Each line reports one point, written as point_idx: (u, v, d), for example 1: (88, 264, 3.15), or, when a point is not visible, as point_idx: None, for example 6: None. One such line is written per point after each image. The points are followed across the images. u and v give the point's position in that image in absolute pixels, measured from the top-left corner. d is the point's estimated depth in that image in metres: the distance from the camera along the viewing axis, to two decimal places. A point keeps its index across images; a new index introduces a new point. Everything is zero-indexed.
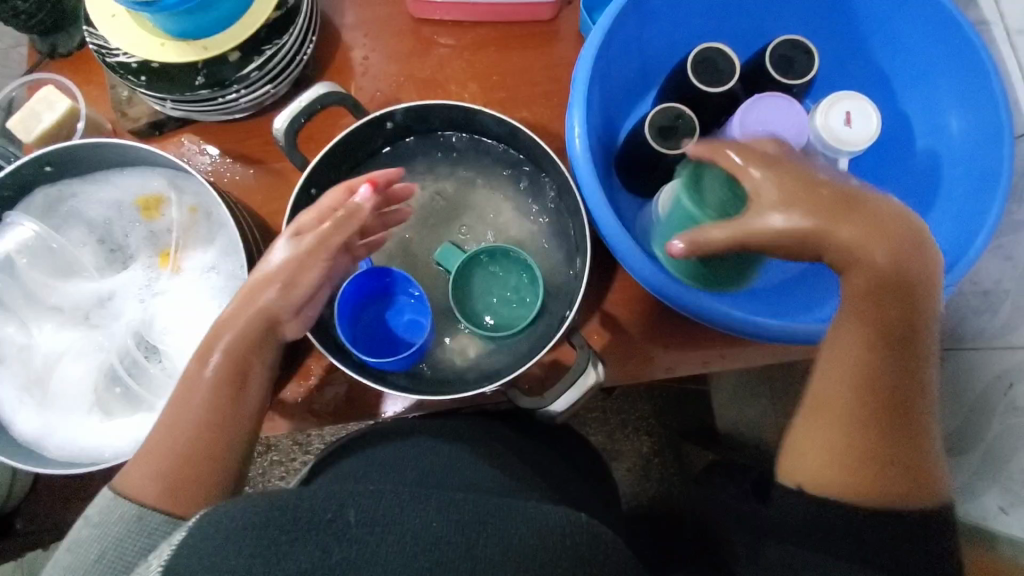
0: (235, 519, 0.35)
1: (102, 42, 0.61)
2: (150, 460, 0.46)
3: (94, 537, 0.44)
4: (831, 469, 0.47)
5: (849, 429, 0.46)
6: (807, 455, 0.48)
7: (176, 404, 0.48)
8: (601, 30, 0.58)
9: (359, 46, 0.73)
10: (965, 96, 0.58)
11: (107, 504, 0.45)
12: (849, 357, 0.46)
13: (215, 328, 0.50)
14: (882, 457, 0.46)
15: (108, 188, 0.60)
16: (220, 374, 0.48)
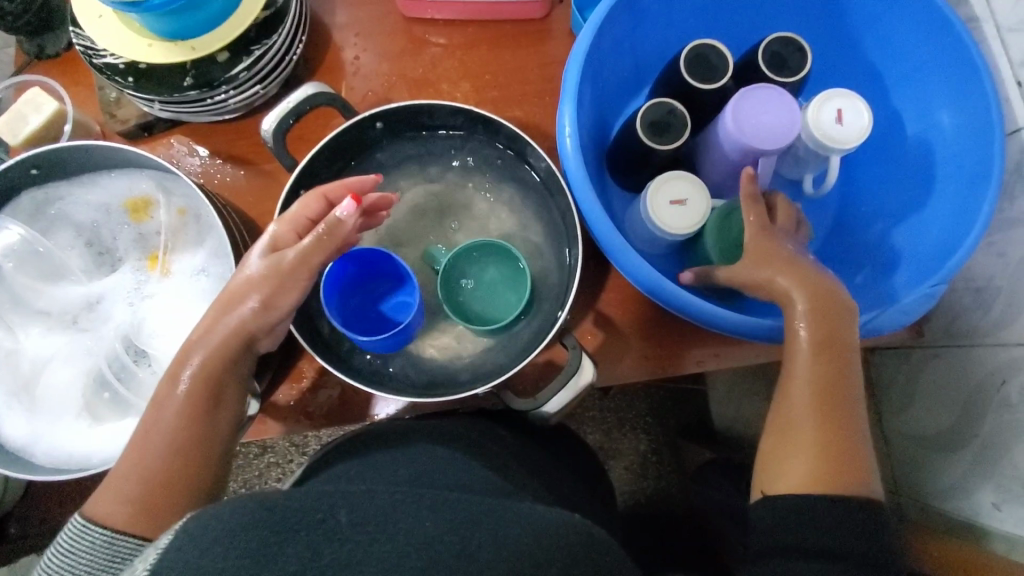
0: (227, 520, 0.35)
1: (89, 43, 0.61)
2: (119, 484, 0.45)
3: (66, 564, 0.43)
4: (795, 475, 0.48)
5: (807, 433, 0.49)
6: (772, 463, 0.50)
7: (146, 426, 0.47)
8: (592, 28, 0.58)
9: (350, 46, 0.72)
10: (955, 92, 0.57)
11: (75, 531, 0.44)
12: (801, 366, 0.50)
13: (187, 347, 0.49)
14: (843, 461, 0.48)
15: (96, 191, 0.59)
16: (193, 394, 0.48)
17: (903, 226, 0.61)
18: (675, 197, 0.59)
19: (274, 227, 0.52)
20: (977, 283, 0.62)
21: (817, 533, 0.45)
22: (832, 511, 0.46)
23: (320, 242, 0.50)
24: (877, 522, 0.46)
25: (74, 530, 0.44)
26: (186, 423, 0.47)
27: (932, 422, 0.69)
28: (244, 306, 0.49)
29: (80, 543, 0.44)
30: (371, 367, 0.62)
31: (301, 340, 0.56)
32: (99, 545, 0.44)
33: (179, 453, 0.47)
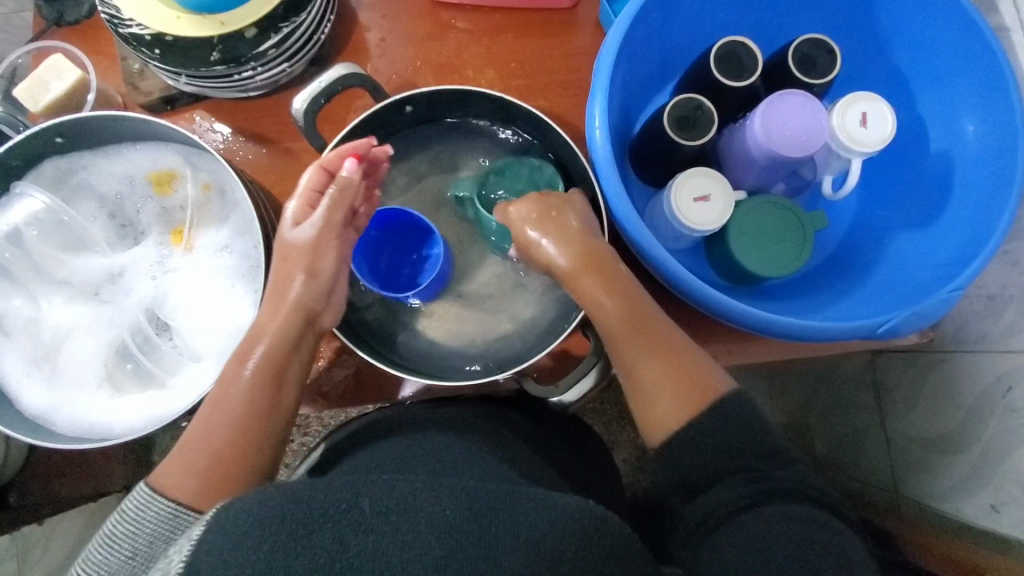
0: (253, 513, 0.36)
1: (114, 11, 0.60)
2: (186, 457, 0.47)
3: (129, 534, 0.43)
4: (663, 414, 0.50)
5: (654, 365, 0.51)
6: (655, 416, 0.50)
7: (213, 403, 0.48)
8: (625, 21, 0.58)
9: (375, 28, 0.72)
10: (983, 101, 0.58)
11: (141, 501, 0.45)
12: (613, 308, 0.52)
13: (253, 331, 0.51)
14: (693, 375, 0.50)
15: (120, 163, 0.59)
16: (260, 373, 0.49)
17: (922, 230, 0.62)
18: (702, 194, 0.60)
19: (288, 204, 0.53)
20: (992, 290, 0.63)
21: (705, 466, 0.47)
22: (704, 426, 0.48)
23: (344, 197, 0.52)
24: (743, 409, 0.49)
25: (139, 500, 0.45)
26: (253, 399, 0.49)
27: (936, 425, 0.70)
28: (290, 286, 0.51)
29: (145, 513, 0.44)
30: (390, 350, 0.62)
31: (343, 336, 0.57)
32: (164, 517, 0.44)
33: (243, 429, 0.48)
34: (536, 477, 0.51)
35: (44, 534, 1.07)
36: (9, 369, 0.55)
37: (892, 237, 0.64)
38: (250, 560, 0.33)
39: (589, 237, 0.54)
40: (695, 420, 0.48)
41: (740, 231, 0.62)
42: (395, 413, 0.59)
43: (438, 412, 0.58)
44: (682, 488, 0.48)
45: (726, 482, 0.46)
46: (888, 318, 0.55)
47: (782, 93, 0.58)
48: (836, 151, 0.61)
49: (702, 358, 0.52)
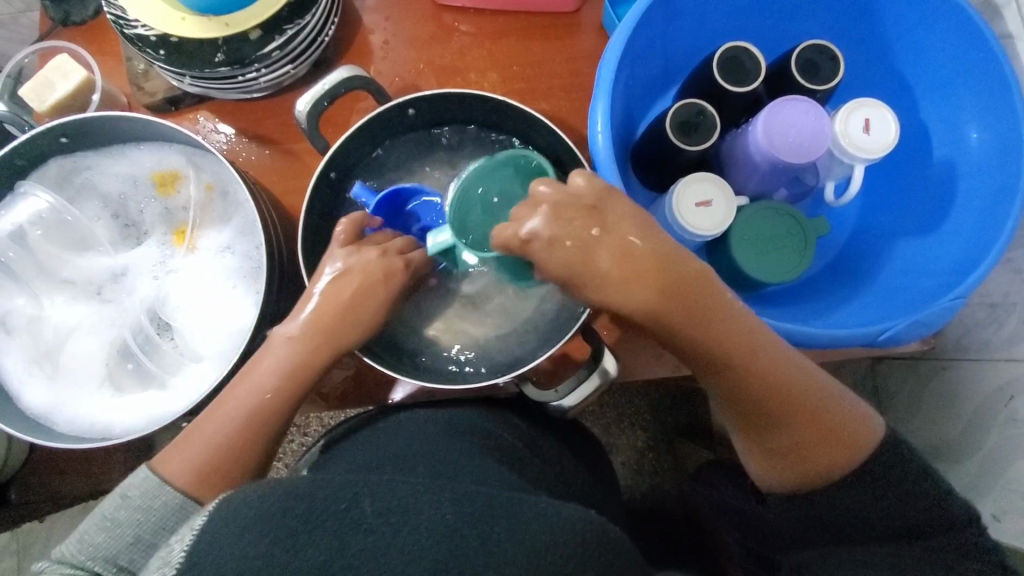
0: (253, 506, 0.36)
1: (120, 12, 0.60)
2: (198, 451, 0.47)
3: (132, 519, 0.45)
4: (790, 474, 0.53)
5: (794, 435, 0.51)
6: (780, 471, 0.53)
7: (240, 405, 0.48)
8: (627, 26, 0.58)
9: (379, 30, 0.72)
10: (988, 108, 0.58)
11: (150, 488, 0.46)
12: (748, 387, 0.49)
13: (320, 314, 0.50)
14: (836, 437, 0.51)
15: (124, 163, 0.59)
16: (286, 385, 0.49)
17: (925, 238, 0.62)
18: (704, 200, 0.60)
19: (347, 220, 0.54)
20: (993, 298, 0.63)
21: (906, 521, 0.51)
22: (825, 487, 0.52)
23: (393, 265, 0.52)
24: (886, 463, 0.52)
25: (146, 486, 0.46)
26: (270, 402, 0.49)
27: (938, 433, 0.70)
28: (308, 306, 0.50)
29: (153, 501, 0.46)
30: (390, 351, 0.62)
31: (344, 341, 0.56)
32: (169, 508, 0.46)
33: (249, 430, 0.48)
34: (536, 480, 0.51)
35: (44, 531, 1.08)
36: (10, 368, 0.55)
37: (894, 245, 0.64)
38: (249, 555, 0.33)
39: (681, 285, 0.44)
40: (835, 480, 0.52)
41: (741, 236, 0.62)
42: (391, 420, 0.58)
43: (437, 414, 0.58)
44: (798, 529, 0.55)
45: (915, 544, 0.50)
46: (888, 325, 0.55)
47: (782, 100, 0.58)
48: (837, 156, 0.61)
49: (846, 413, 0.51)
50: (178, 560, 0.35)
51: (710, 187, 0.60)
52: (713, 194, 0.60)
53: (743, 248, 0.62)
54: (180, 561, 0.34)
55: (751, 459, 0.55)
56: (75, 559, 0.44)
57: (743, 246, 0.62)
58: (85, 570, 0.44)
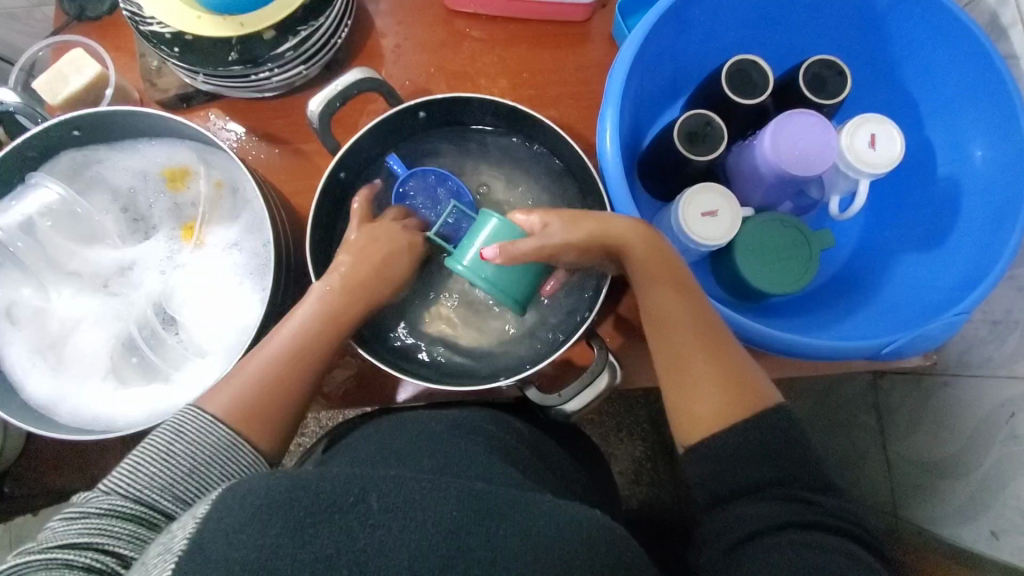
0: (258, 499, 0.36)
1: (136, 9, 0.61)
2: (232, 393, 0.47)
3: (188, 451, 0.43)
4: (690, 406, 0.49)
5: (704, 365, 0.50)
6: (684, 409, 0.50)
7: (276, 354, 0.50)
8: (638, 36, 0.58)
9: (392, 34, 0.73)
10: (990, 127, 0.59)
11: (203, 423, 0.45)
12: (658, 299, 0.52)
13: (355, 279, 0.54)
14: (741, 383, 0.49)
15: (136, 158, 0.60)
16: (322, 337, 0.51)
17: (930, 253, 0.62)
18: (710, 210, 0.61)
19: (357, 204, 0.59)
20: (996, 316, 0.63)
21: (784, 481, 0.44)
22: (733, 445, 0.46)
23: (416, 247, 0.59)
24: (793, 426, 0.47)
25: (197, 422, 0.45)
26: (303, 345, 0.50)
27: (939, 448, 0.70)
28: (339, 266, 0.54)
29: (205, 436, 0.44)
30: (394, 352, 0.63)
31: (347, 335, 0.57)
32: (222, 444, 0.45)
33: (274, 392, 0.48)
34: (539, 481, 0.51)
35: (37, 525, 1.07)
36: (14, 359, 0.55)
37: (896, 261, 0.65)
38: (253, 546, 0.34)
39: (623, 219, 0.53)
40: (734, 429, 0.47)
41: (746, 247, 0.63)
42: (394, 419, 0.59)
43: (440, 412, 0.59)
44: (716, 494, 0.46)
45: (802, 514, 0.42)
46: (892, 338, 0.55)
47: (790, 113, 0.58)
48: (842, 169, 0.62)
49: (753, 368, 0.51)
50: (179, 549, 0.35)
51: (712, 197, 0.61)
52: (714, 203, 0.61)
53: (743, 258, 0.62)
54: (182, 549, 0.34)
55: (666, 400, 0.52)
56: (127, 491, 0.41)
57: (742, 255, 0.62)
58: (142, 504, 0.40)
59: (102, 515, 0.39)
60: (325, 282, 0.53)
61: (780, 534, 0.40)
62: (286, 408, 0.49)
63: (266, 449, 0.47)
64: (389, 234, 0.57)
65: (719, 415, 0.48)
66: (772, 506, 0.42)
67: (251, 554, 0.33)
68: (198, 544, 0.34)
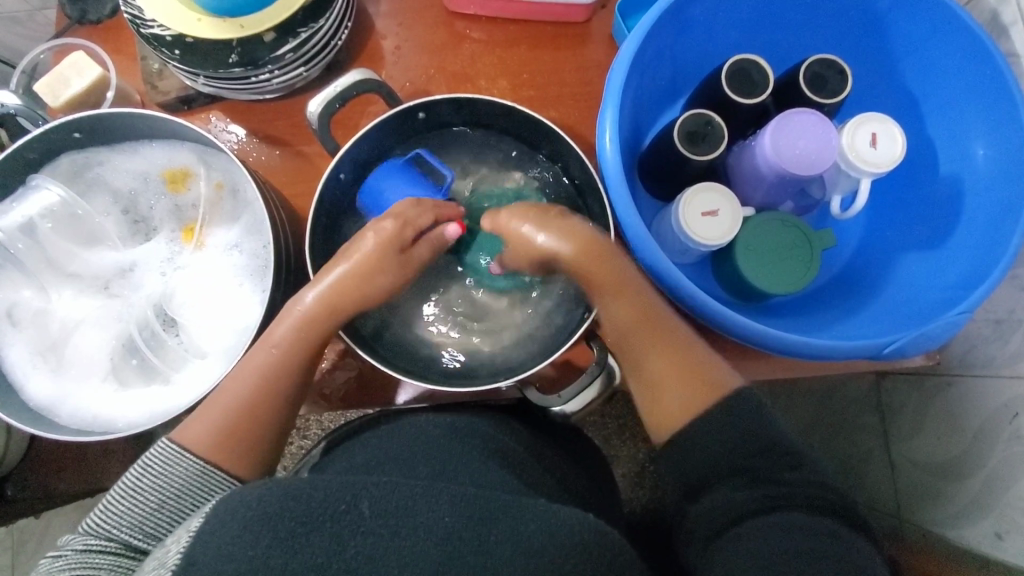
0: (253, 508, 0.36)
1: (137, 12, 0.61)
2: (213, 416, 0.47)
3: (155, 487, 0.44)
4: (655, 397, 0.52)
5: (657, 361, 0.52)
6: (649, 405, 0.52)
7: (255, 370, 0.49)
8: (637, 35, 0.58)
9: (391, 36, 0.73)
10: (992, 126, 0.59)
11: (169, 456, 0.45)
12: (609, 304, 0.54)
13: (331, 295, 0.52)
14: (694, 373, 0.51)
15: (137, 160, 0.60)
16: (298, 356, 0.51)
17: (930, 253, 0.62)
18: (710, 209, 0.60)
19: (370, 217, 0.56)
20: (998, 315, 0.63)
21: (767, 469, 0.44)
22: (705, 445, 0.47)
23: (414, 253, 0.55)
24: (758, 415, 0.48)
25: (166, 454, 0.45)
26: (282, 351, 0.51)
27: (941, 449, 0.69)
28: (325, 277, 0.53)
29: (175, 468, 0.44)
30: (395, 354, 0.63)
31: (347, 338, 0.57)
32: (193, 474, 0.45)
33: (259, 403, 0.49)
34: (536, 486, 0.51)
35: (40, 527, 1.07)
36: (15, 361, 0.55)
37: (899, 260, 0.64)
38: (248, 556, 0.34)
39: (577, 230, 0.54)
40: (697, 422, 0.48)
41: (746, 247, 0.62)
42: (393, 423, 0.59)
43: (439, 417, 0.58)
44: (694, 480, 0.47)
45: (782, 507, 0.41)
46: (895, 338, 0.54)
47: (791, 112, 0.58)
48: (843, 169, 0.61)
49: (708, 354, 0.52)
50: (173, 561, 0.35)
51: (713, 201, 0.61)
52: (716, 206, 0.61)
53: (743, 257, 0.62)
54: (176, 562, 0.34)
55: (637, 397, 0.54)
56: (100, 530, 0.42)
57: (742, 255, 0.62)
58: (114, 541, 0.42)
59: (79, 553, 0.40)
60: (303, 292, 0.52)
61: (756, 519, 0.41)
62: (271, 418, 0.49)
63: (244, 473, 0.47)
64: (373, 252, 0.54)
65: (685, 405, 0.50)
66: (742, 494, 0.43)
67: (242, 565, 0.34)
68: (192, 555, 0.34)
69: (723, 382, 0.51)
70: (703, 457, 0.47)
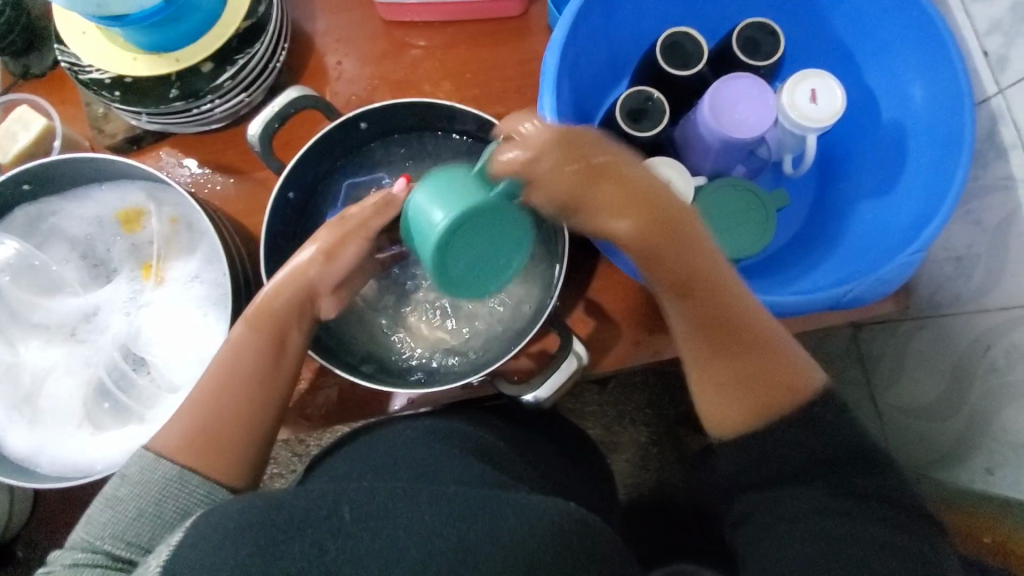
0: (233, 520, 0.36)
1: (74, 59, 0.62)
2: (184, 416, 0.47)
3: (133, 496, 0.43)
4: (739, 403, 0.51)
5: (738, 370, 0.51)
6: (711, 403, 0.53)
7: (221, 361, 0.50)
8: (566, 20, 0.59)
9: (332, 52, 0.74)
10: (925, 63, 0.58)
11: (146, 464, 0.44)
12: (687, 306, 0.51)
13: (285, 310, 0.52)
14: (766, 381, 0.51)
15: (89, 204, 0.60)
16: (262, 338, 0.50)
17: (884, 200, 0.62)
18: (665, 182, 0.58)
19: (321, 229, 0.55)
20: (959, 252, 0.63)
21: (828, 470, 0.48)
22: (769, 440, 0.50)
23: (360, 219, 0.55)
24: (831, 411, 0.50)
25: (142, 462, 0.45)
26: (240, 360, 0.50)
27: (924, 392, 0.69)
28: (265, 288, 0.52)
29: (150, 475, 0.44)
30: (370, 365, 0.63)
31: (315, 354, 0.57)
32: (168, 479, 0.44)
33: (235, 410, 0.48)
34: (518, 477, 0.51)
35: None
36: None
37: (855, 210, 0.65)
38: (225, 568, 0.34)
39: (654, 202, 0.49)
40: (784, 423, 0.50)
41: (704, 214, 0.63)
42: (375, 431, 0.59)
43: (417, 421, 0.58)
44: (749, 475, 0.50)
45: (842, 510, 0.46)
46: (849, 287, 0.55)
47: (723, 84, 0.59)
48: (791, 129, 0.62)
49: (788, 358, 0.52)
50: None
51: (662, 175, 0.61)
52: (666, 179, 0.61)
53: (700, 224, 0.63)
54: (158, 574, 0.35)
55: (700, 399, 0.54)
56: (86, 543, 0.42)
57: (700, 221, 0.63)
58: (98, 552, 0.42)
59: (68, 567, 0.40)
60: (245, 315, 0.51)
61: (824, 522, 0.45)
62: (244, 427, 0.48)
63: (223, 477, 0.46)
64: (325, 232, 0.55)
65: (767, 413, 0.51)
66: (806, 493, 0.47)
67: None
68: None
69: (800, 386, 0.51)
70: (766, 455, 0.50)
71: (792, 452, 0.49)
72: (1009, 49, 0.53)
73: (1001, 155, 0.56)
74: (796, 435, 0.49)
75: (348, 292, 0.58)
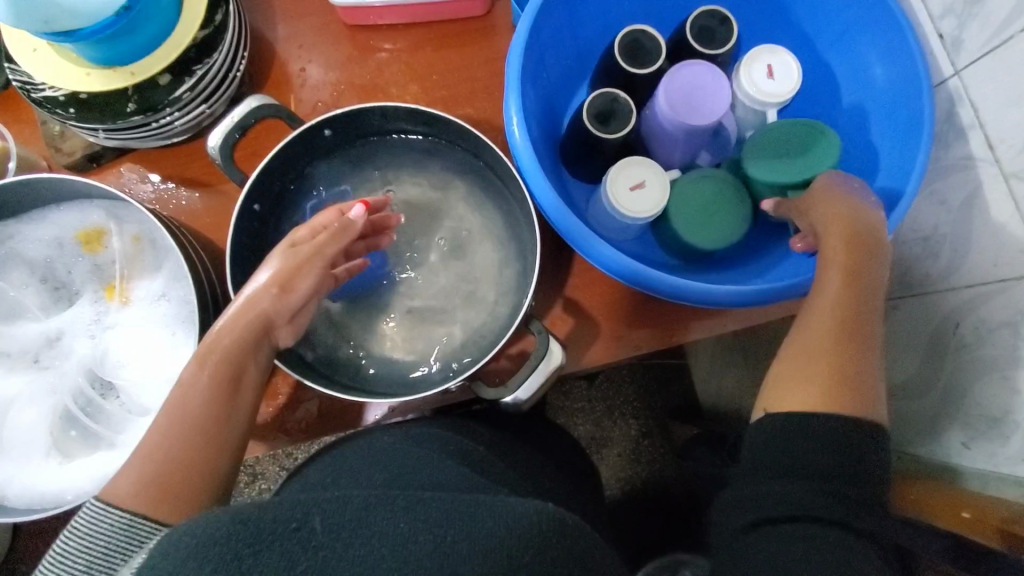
0: (195, 536, 0.34)
1: (25, 78, 0.60)
2: (136, 460, 0.44)
3: (81, 549, 0.41)
4: (802, 393, 0.48)
5: (816, 359, 0.49)
6: (777, 384, 0.50)
7: (169, 408, 0.46)
8: (528, 18, 0.58)
9: (296, 58, 0.72)
10: (882, 48, 0.59)
11: (93, 515, 0.42)
12: (826, 303, 0.50)
13: (240, 356, 0.49)
14: (863, 387, 0.48)
15: (45, 227, 0.58)
16: (214, 377, 0.47)
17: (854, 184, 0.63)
18: (637, 182, 0.61)
19: (277, 252, 0.52)
20: (925, 231, 0.63)
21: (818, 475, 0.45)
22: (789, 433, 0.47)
23: (313, 245, 0.52)
24: (874, 442, 0.46)
25: (91, 513, 0.42)
26: (190, 397, 0.47)
27: (899, 371, 0.70)
28: (217, 322, 0.50)
29: (98, 526, 0.42)
30: (347, 376, 0.62)
31: (286, 367, 0.55)
32: (118, 528, 0.42)
33: (191, 447, 0.46)
34: (499, 481, 0.51)
35: None
36: None
37: None
38: None
39: (857, 217, 0.51)
40: (818, 418, 0.47)
41: (678, 211, 0.63)
42: (354, 440, 0.57)
43: (393, 430, 0.57)
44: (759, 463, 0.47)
45: (814, 513, 0.43)
46: None
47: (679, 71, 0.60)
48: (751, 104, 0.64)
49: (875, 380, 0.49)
50: None
51: (635, 177, 0.61)
52: (642, 181, 0.61)
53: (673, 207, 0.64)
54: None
55: (766, 385, 0.52)
56: None
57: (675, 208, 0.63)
58: None
59: None
60: (191, 358, 0.48)
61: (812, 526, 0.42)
62: (200, 464, 0.46)
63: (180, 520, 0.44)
64: (276, 261, 0.52)
65: (823, 409, 0.47)
66: (816, 506, 0.43)
67: None
68: None
69: (872, 410, 0.48)
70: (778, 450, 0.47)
71: (834, 447, 0.46)
72: (963, 31, 0.54)
73: (961, 136, 0.57)
74: (816, 427, 0.46)
75: (308, 320, 0.54)
